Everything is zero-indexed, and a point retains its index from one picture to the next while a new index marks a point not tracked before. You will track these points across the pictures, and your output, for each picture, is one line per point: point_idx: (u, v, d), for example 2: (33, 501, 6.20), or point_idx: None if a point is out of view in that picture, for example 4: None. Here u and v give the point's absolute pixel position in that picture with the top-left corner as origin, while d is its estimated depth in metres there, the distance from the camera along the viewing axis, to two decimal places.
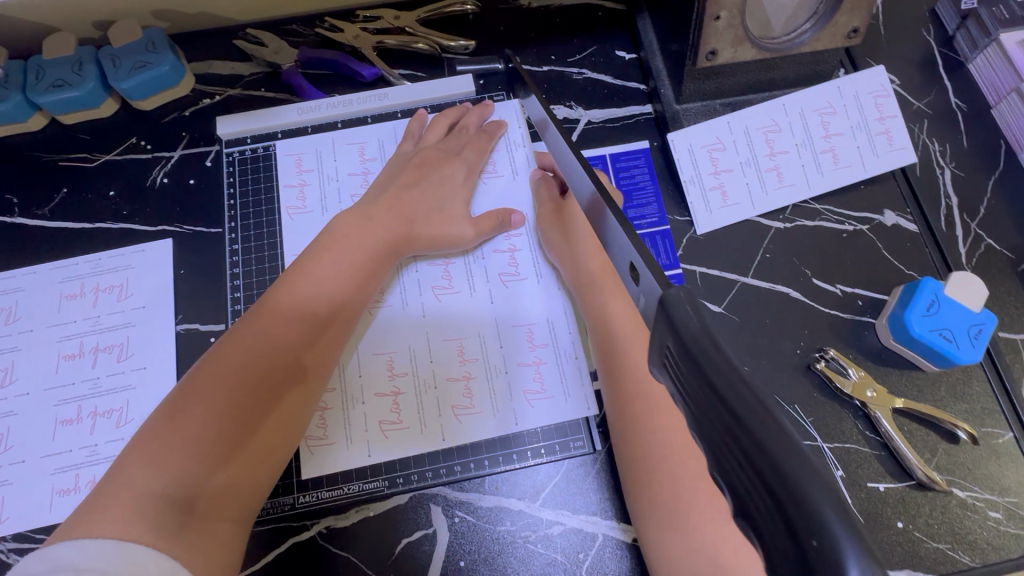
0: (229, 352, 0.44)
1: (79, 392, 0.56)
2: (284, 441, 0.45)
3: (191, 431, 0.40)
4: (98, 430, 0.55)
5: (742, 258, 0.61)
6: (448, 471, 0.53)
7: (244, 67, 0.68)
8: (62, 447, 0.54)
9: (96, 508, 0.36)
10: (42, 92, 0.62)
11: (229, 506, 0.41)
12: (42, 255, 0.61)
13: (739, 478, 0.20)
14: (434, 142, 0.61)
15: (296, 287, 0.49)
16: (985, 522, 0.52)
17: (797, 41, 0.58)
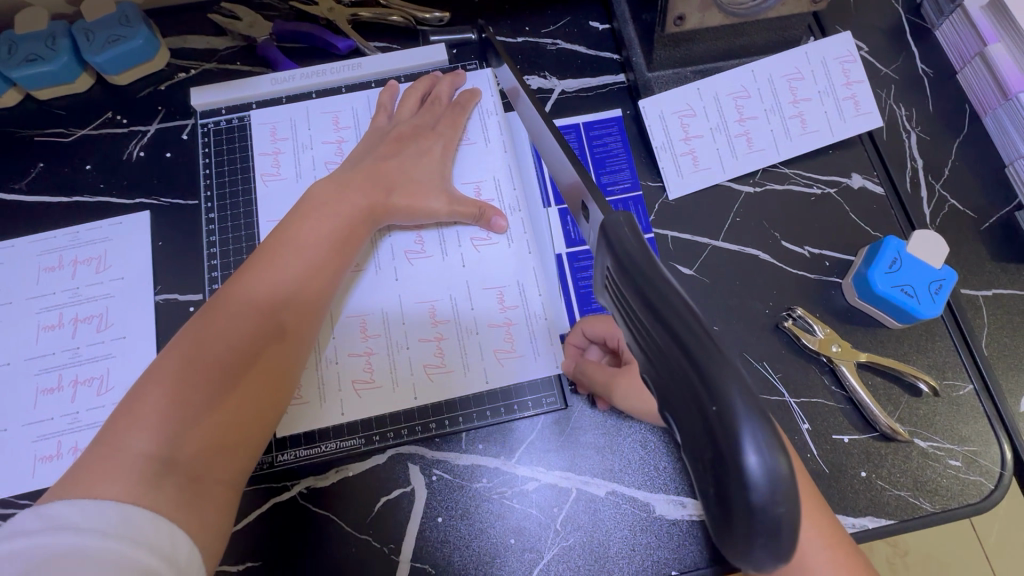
0: (212, 320, 0.44)
1: (60, 361, 0.57)
2: (274, 405, 0.45)
3: (180, 396, 0.40)
4: (80, 398, 0.56)
5: (713, 222, 0.62)
6: (423, 429, 0.54)
7: (219, 41, 0.68)
8: (44, 415, 0.55)
9: (89, 472, 0.37)
10: (16, 66, 0.62)
11: (224, 470, 0.41)
12: (19, 229, 0.61)
13: (663, 364, 0.23)
14: (409, 115, 0.61)
15: (277, 254, 0.49)
16: (945, 470, 0.54)
17: (762, 7, 0.58)
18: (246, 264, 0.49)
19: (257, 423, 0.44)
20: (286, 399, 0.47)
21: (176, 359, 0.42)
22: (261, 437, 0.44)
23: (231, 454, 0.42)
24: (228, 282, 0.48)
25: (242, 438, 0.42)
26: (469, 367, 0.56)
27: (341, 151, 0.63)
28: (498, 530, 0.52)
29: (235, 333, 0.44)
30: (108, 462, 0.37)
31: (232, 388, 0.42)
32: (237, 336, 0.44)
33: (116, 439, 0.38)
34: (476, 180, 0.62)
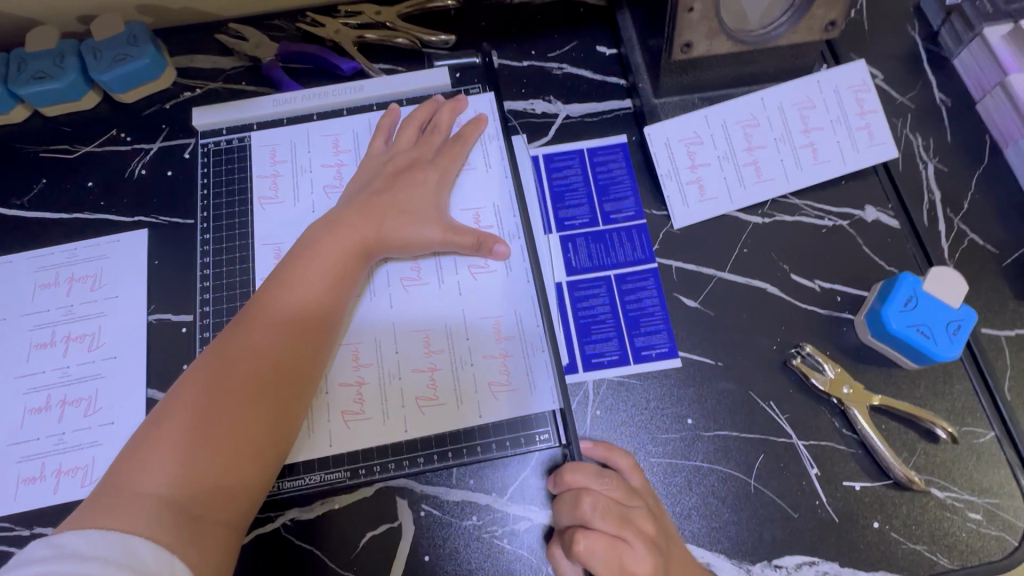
0: (218, 361, 0.45)
1: (50, 381, 0.56)
2: (277, 443, 0.45)
3: (182, 433, 0.41)
4: (67, 420, 0.55)
5: (719, 253, 0.60)
6: (411, 463, 0.52)
7: (225, 61, 0.68)
8: (30, 435, 0.54)
9: (100, 509, 0.38)
10: (24, 84, 0.62)
11: (227, 507, 0.41)
12: (18, 245, 0.61)
13: None
14: (408, 142, 0.61)
15: (279, 291, 0.49)
16: (965, 523, 0.51)
17: (773, 34, 0.57)
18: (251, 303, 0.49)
19: (260, 459, 0.43)
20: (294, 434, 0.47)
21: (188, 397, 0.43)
22: (267, 472, 0.44)
23: (235, 492, 0.42)
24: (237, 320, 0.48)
25: (246, 478, 0.42)
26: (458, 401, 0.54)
27: (340, 173, 0.63)
28: (486, 571, 0.50)
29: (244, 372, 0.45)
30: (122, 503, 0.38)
31: (231, 427, 0.42)
32: (239, 373, 0.44)
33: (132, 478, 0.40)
34: (474, 208, 0.60)
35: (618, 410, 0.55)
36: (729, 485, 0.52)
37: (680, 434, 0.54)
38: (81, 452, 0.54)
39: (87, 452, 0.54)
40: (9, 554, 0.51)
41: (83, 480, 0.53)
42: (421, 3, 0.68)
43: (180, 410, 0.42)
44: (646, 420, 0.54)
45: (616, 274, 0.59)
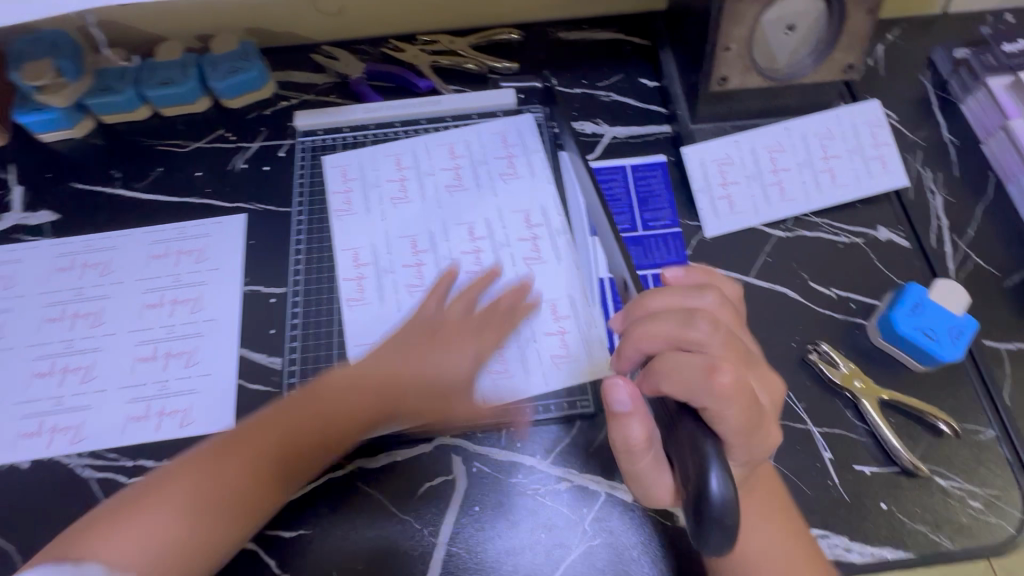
0: (144, 489, 0.50)
1: (157, 336, 0.64)
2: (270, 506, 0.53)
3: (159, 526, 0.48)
4: (170, 369, 0.63)
5: (745, 260, 0.68)
6: (469, 418, 0.59)
7: (318, 77, 0.79)
8: (137, 380, 0.62)
9: (86, 530, 0.48)
10: (153, 87, 0.74)
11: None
12: (136, 221, 0.71)
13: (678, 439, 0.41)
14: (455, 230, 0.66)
15: (297, 428, 0.54)
16: (966, 509, 0.56)
17: (798, 73, 0.66)
18: (279, 410, 0.55)
19: (246, 520, 0.52)
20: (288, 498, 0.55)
21: (106, 525, 0.48)
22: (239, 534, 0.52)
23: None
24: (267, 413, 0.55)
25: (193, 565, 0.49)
26: (526, 373, 0.61)
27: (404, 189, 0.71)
28: (528, 524, 0.56)
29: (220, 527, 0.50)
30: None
31: (208, 516, 0.50)
32: (235, 492, 0.51)
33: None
34: (529, 214, 0.69)
35: None
36: None
37: None
38: (180, 397, 0.62)
39: (186, 398, 0.62)
40: (114, 480, 0.58)
41: (181, 421, 0.61)
42: (488, 36, 0.80)
43: (177, 511, 0.49)
44: None
45: (653, 272, 0.67)
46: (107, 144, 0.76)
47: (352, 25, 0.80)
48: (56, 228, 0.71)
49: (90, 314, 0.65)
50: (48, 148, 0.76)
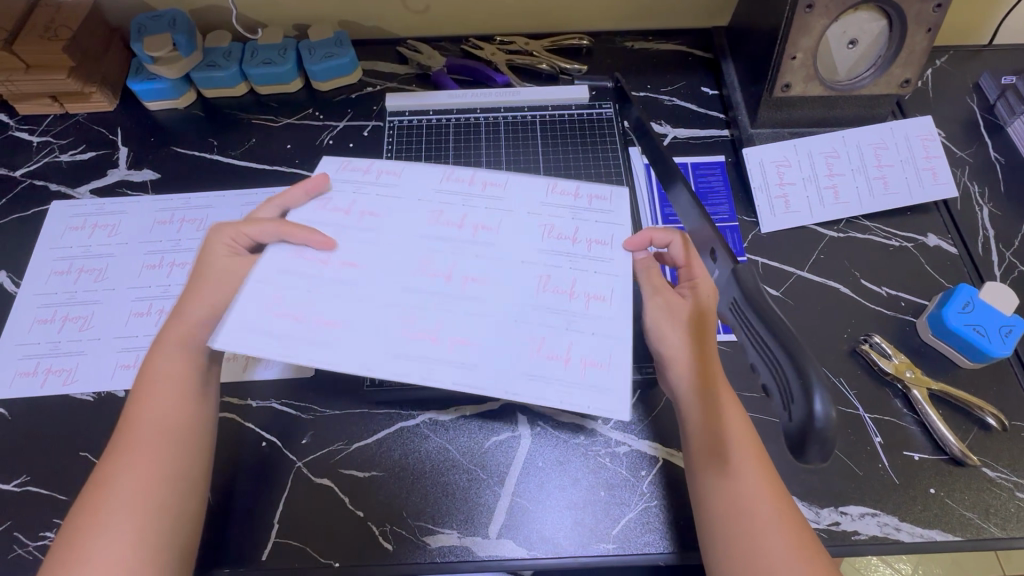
0: (147, 372, 0.55)
1: (420, 355, 0.53)
2: (123, 463, 0.50)
3: (111, 489, 0.49)
4: (451, 356, 0.53)
5: (799, 256, 0.71)
6: None
7: (401, 68, 0.86)
8: (390, 370, 0.51)
9: (88, 500, 0.49)
10: (254, 66, 0.81)
11: (74, 556, 0.46)
12: (231, 185, 0.77)
13: (775, 365, 0.34)
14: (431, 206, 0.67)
15: (153, 387, 0.54)
16: (1012, 499, 0.58)
17: (858, 84, 0.71)
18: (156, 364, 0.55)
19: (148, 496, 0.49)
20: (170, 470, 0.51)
21: (133, 414, 0.53)
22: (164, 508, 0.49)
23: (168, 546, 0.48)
24: (157, 348, 0.56)
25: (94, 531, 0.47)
26: (603, 332, 0.55)
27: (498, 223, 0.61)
28: (588, 483, 0.59)
29: (190, 407, 0.54)
30: (107, 487, 0.49)
31: (112, 486, 0.49)
32: (127, 442, 0.51)
33: (130, 459, 0.50)
34: (599, 236, 0.60)
35: None
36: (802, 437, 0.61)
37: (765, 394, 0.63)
38: None
39: (525, 342, 0.54)
40: None
41: (267, 364, 0.65)
42: (561, 40, 0.86)
43: (156, 413, 0.53)
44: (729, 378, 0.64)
45: None
46: (206, 116, 0.83)
47: (436, 24, 0.87)
48: (157, 186, 0.77)
49: (186, 264, 0.71)
50: (153, 117, 0.83)
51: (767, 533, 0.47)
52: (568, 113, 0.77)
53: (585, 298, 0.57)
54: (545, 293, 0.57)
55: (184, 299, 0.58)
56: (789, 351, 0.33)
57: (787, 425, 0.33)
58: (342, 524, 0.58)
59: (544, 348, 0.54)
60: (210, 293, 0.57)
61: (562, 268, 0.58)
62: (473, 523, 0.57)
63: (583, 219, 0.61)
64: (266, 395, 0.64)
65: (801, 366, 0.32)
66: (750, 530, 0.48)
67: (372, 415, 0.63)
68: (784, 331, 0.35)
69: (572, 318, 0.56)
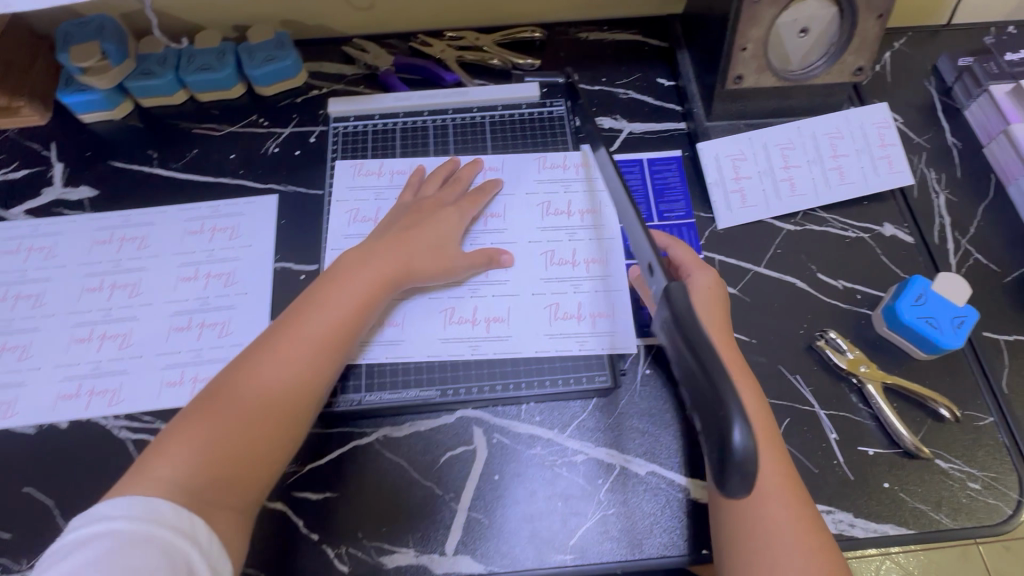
0: (297, 311, 0.57)
1: (467, 335, 0.64)
2: (244, 400, 0.51)
3: (222, 420, 0.50)
4: (492, 333, 0.64)
5: (756, 251, 0.71)
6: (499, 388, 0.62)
7: (348, 68, 0.83)
8: (446, 351, 0.63)
9: (197, 421, 0.50)
10: (192, 73, 0.77)
11: (169, 475, 0.46)
12: (172, 200, 0.74)
13: (699, 394, 0.34)
14: (432, 193, 0.68)
15: (299, 335, 0.55)
16: (965, 490, 0.58)
17: (810, 74, 0.70)
18: (294, 312, 0.57)
19: (255, 446, 0.50)
20: (278, 431, 0.52)
21: (267, 351, 0.54)
22: (260, 470, 0.51)
23: (258, 467, 0.50)
24: (304, 297, 0.58)
25: (195, 458, 0.48)
26: (600, 289, 0.66)
27: (505, 209, 0.70)
28: (547, 494, 0.58)
29: (323, 360, 0.55)
30: (236, 384, 0.52)
31: (231, 419, 0.50)
32: (260, 384, 0.52)
33: (260, 376, 0.53)
34: (588, 205, 0.70)
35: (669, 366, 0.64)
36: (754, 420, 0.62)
37: None
38: (214, 365, 0.64)
39: (543, 308, 0.65)
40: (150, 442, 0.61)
41: None
42: (512, 34, 0.83)
43: (294, 359, 0.54)
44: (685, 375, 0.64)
45: None
46: (144, 127, 0.79)
47: (381, 21, 0.83)
48: (95, 203, 0.74)
49: (127, 286, 0.68)
50: (89, 129, 0.79)
51: (776, 523, 0.50)
52: (515, 113, 0.76)
53: (585, 264, 0.67)
54: (558, 265, 0.67)
55: (405, 237, 0.63)
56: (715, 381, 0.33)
57: (711, 454, 0.33)
58: (297, 548, 0.57)
59: (559, 312, 0.65)
60: (424, 235, 0.63)
61: (563, 242, 0.68)
62: (430, 539, 0.57)
63: (574, 192, 0.70)
64: None
65: (726, 399, 0.32)
66: (756, 521, 0.50)
67: (322, 436, 0.61)
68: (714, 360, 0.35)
69: (577, 282, 0.66)
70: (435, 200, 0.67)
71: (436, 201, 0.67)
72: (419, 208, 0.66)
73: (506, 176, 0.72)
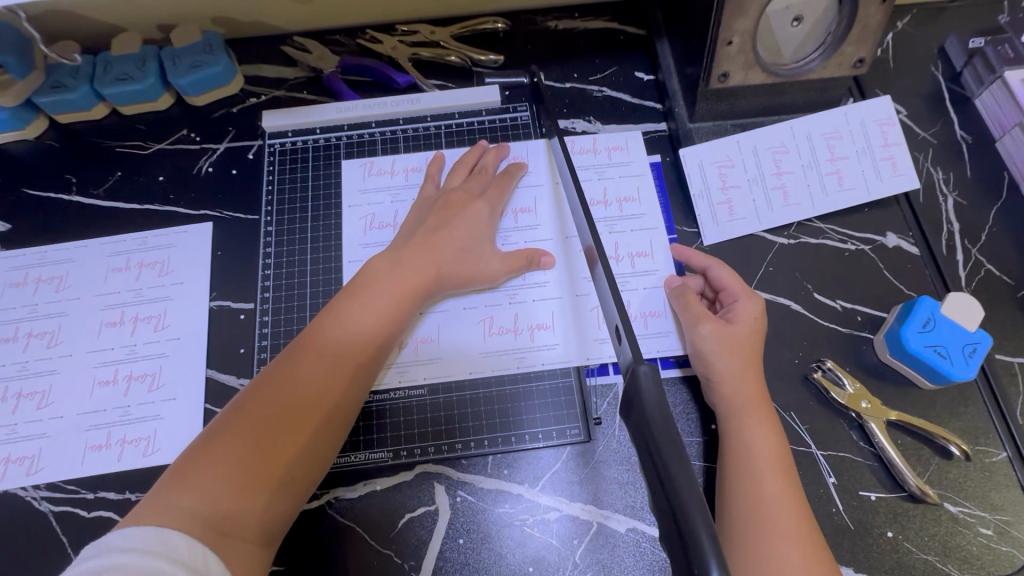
0: (360, 283, 0.54)
1: (510, 347, 0.59)
2: (312, 371, 0.49)
3: (289, 390, 0.47)
4: (537, 342, 0.59)
5: (747, 270, 0.63)
6: (449, 448, 0.56)
7: (289, 71, 0.74)
8: (489, 366, 0.59)
9: (264, 390, 0.47)
10: (109, 84, 0.68)
11: (230, 450, 0.44)
12: (94, 232, 0.66)
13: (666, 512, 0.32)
14: (457, 185, 0.63)
15: (363, 305, 0.53)
16: (975, 537, 0.53)
17: (805, 68, 0.62)
18: (359, 284, 0.54)
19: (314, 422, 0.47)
20: (340, 409, 0.49)
21: (331, 321, 0.52)
22: (316, 451, 0.48)
23: (289, 487, 0.46)
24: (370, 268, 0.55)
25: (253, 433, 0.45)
26: (651, 285, 0.62)
27: (534, 202, 0.65)
28: (518, 558, 0.53)
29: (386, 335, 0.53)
30: (270, 393, 0.47)
31: (297, 391, 0.47)
32: (325, 357, 0.49)
33: (325, 344, 0.50)
34: (626, 193, 0.66)
35: None
36: None
37: (707, 437, 0.56)
38: (144, 424, 0.58)
39: (589, 310, 0.61)
40: (74, 515, 0.55)
41: (145, 450, 0.57)
42: (472, 25, 0.73)
43: (358, 332, 0.51)
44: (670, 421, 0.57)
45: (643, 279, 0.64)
46: (61, 147, 0.70)
47: (322, 15, 0.74)
48: (7, 240, 0.66)
49: (46, 333, 0.61)
50: None
51: (785, 562, 0.44)
52: (475, 121, 0.69)
53: (630, 258, 0.63)
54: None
55: (433, 240, 0.57)
56: (684, 505, 0.31)
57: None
58: None
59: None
60: (453, 235, 0.58)
61: (604, 234, 0.64)
62: None
63: (610, 178, 0.67)
64: (145, 486, 0.56)
65: (695, 526, 0.30)
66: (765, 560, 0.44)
67: None
68: (684, 477, 0.32)
69: (625, 278, 0.63)
70: (463, 193, 0.61)
71: (464, 195, 0.61)
72: (446, 204, 0.60)
73: (531, 166, 0.67)
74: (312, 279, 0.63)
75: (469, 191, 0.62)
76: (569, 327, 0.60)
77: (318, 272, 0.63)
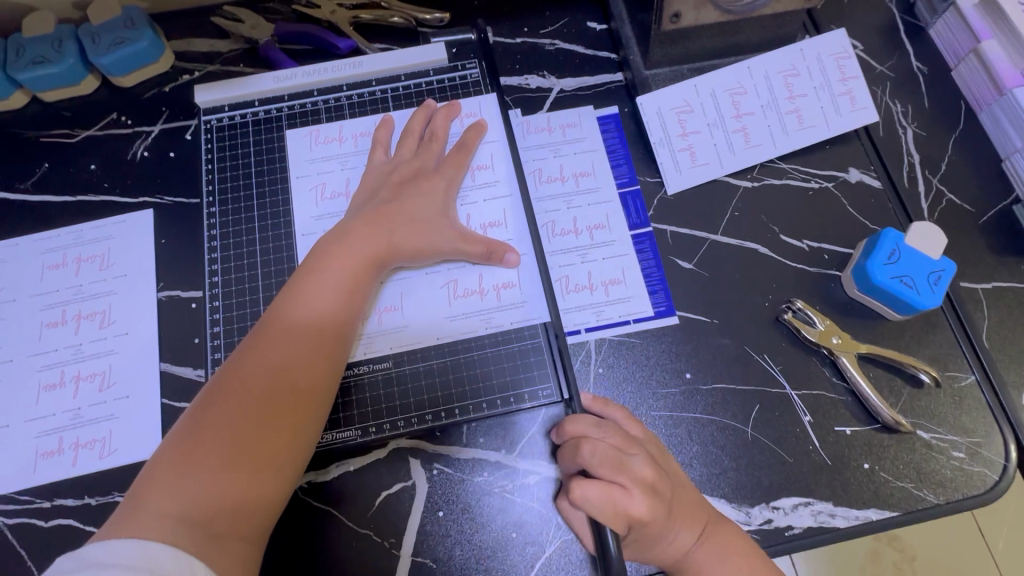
0: (314, 258, 0.52)
1: (475, 309, 0.57)
2: (273, 354, 0.46)
3: (253, 376, 0.45)
4: (504, 301, 0.58)
5: (711, 216, 0.62)
6: (420, 420, 0.54)
7: (222, 43, 0.69)
8: (456, 330, 0.57)
9: (228, 381, 0.45)
10: (23, 69, 0.62)
11: (202, 448, 0.42)
12: (24, 229, 0.62)
13: None
14: (407, 158, 0.60)
15: (316, 280, 0.50)
16: (949, 461, 0.54)
17: (758, 4, 0.60)
18: (311, 260, 0.52)
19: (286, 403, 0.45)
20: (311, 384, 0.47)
21: (287, 301, 0.49)
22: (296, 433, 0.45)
23: (278, 473, 0.44)
24: (325, 241, 0.53)
25: (223, 425, 0.43)
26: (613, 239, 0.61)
27: (492, 158, 0.63)
28: (500, 524, 0.52)
29: (346, 306, 0.51)
30: (236, 387, 0.45)
31: (262, 375, 0.45)
32: (287, 338, 0.47)
33: (283, 324, 0.48)
34: (582, 168, 0.64)
35: (619, 366, 0.57)
36: (726, 434, 0.55)
37: (677, 387, 0.56)
38: (98, 424, 0.55)
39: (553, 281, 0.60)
40: (32, 525, 0.52)
41: (101, 451, 0.54)
42: None
43: (317, 307, 0.49)
44: (646, 375, 0.57)
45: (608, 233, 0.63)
46: None
47: None
48: None
49: None
50: None
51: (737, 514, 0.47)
52: (423, 82, 0.66)
53: (589, 231, 0.61)
54: (560, 238, 0.61)
55: (385, 210, 0.55)
56: None
57: None
58: None
59: (571, 284, 0.60)
60: (406, 206, 0.56)
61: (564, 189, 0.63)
62: None
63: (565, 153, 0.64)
64: (106, 489, 0.53)
65: None
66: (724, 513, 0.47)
67: None
68: None
69: (583, 251, 0.61)
70: (415, 166, 0.59)
71: (417, 168, 0.59)
72: (399, 177, 0.58)
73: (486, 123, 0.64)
74: (262, 261, 0.60)
75: (422, 159, 0.60)
76: (537, 284, 0.58)
77: (268, 252, 0.60)
